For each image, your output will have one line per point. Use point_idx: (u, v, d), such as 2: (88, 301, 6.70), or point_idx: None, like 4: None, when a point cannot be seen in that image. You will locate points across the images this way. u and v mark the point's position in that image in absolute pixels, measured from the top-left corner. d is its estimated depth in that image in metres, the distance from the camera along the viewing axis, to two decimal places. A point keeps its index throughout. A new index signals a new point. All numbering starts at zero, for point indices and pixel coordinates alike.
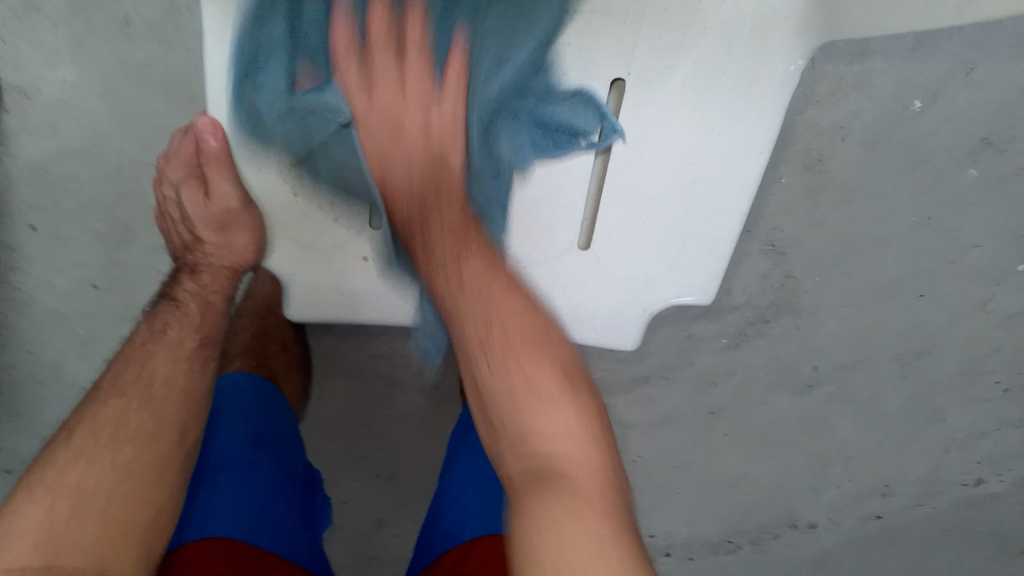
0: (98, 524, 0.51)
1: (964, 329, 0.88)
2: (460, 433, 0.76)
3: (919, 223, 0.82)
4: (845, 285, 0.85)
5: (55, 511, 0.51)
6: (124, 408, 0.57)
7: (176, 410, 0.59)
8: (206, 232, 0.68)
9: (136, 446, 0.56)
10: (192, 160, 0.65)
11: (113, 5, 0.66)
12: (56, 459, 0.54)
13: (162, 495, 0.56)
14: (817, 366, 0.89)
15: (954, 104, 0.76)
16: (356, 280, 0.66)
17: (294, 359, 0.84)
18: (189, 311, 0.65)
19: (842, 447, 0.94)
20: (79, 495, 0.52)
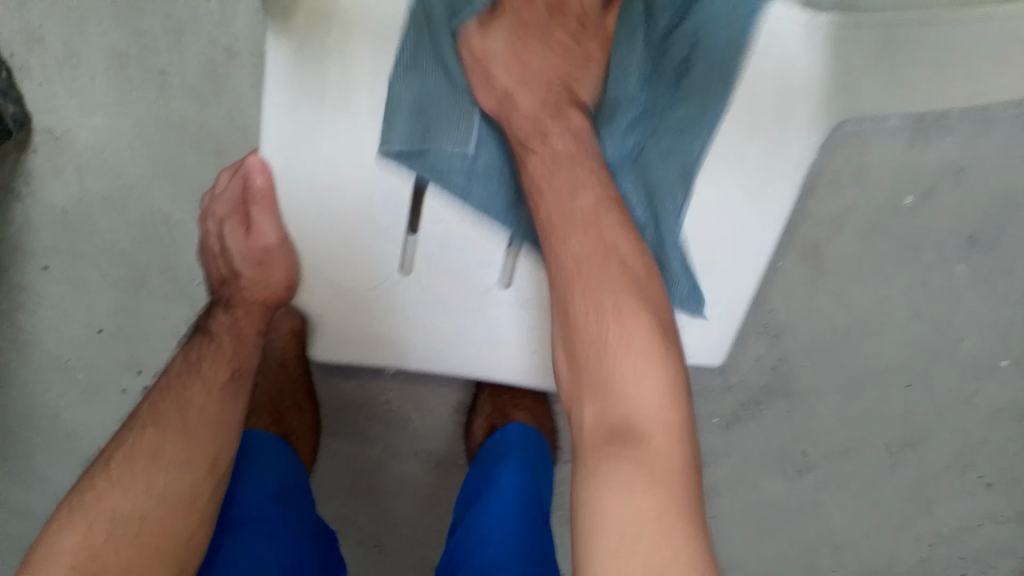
0: (132, 546, 0.51)
1: (951, 422, 0.90)
2: (471, 492, 0.73)
3: (911, 314, 0.84)
4: (837, 371, 0.87)
5: (93, 534, 0.51)
6: (165, 433, 0.56)
7: (208, 442, 0.57)
8: (246, 269, 0.66)
9: (171, 472, 0.55)
10: (238, 199, 0.65)
11: (153, 60, 0.68)
12: (89, 485, 0.54)
13: (194, 521, 0.54)
14: (807, 452, 0.91)
15: (944, 203, 0.80)
16: (389, 322, 0.65)
17: (306, 417, 0.79)
18: (223, 345, 0.64)
19: (832, 535, 0.95)
20: (116, 520, 0.52)
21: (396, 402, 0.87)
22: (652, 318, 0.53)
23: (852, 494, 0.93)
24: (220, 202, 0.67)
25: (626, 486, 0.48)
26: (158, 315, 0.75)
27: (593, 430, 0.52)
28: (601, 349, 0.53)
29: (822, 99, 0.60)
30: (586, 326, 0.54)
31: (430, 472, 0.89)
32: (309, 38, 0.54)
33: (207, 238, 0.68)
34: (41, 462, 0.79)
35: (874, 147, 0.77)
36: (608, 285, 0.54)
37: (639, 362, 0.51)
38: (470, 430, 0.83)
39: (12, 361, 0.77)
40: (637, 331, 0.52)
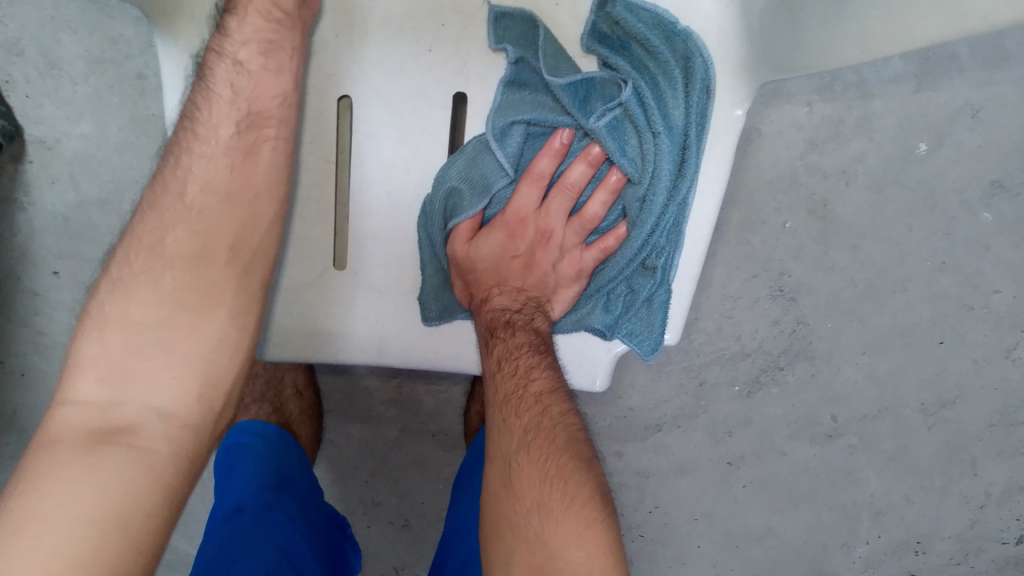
0: (139, 472, 0.44)
1: (990, 378, 0.85)
2: (469, 467, 0.71)
3: (936, 267, 0.79)
4: (862, 331, 0.82)
5: (82, 469, 0.43)
6: (160, 385, 0.47)
7: (216, 369, 0.50)
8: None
9: (183, 418, 0.47)
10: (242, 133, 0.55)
11: (128, 63, 0.69)
12: (63, 451, 0.44)
13: (198, 453, 0.48)
14: (836, 416, 0.87)
15: (961, 146, 0.75)
16: (336, 311, 0.62)
17: (306, 405, 0.80)
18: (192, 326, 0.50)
19: (871, 501, 0.91)
20: (129, 441, 0.45)
21: (406, 383, 0.88)
22: (576, 451, 0.55)
23: (888, 458, 0.89)
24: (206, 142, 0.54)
25: (573, 535, 0.51)
26: None
27: (520, 539, 0.51)
28: (500, 477, 0.55)
29: (741, 62, 0.59)
30: (519, 475, 0.54)
31: (445, 451, 0.90)
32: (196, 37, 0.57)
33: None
34: None
35: (878, 96, 0.74)
36: (528, 384, 0.58)
37: (551, 479, 0.53)
38: (473, 414, 0.84)
39: (33, 364, 0.80)
40: (555, 473, 0.53)
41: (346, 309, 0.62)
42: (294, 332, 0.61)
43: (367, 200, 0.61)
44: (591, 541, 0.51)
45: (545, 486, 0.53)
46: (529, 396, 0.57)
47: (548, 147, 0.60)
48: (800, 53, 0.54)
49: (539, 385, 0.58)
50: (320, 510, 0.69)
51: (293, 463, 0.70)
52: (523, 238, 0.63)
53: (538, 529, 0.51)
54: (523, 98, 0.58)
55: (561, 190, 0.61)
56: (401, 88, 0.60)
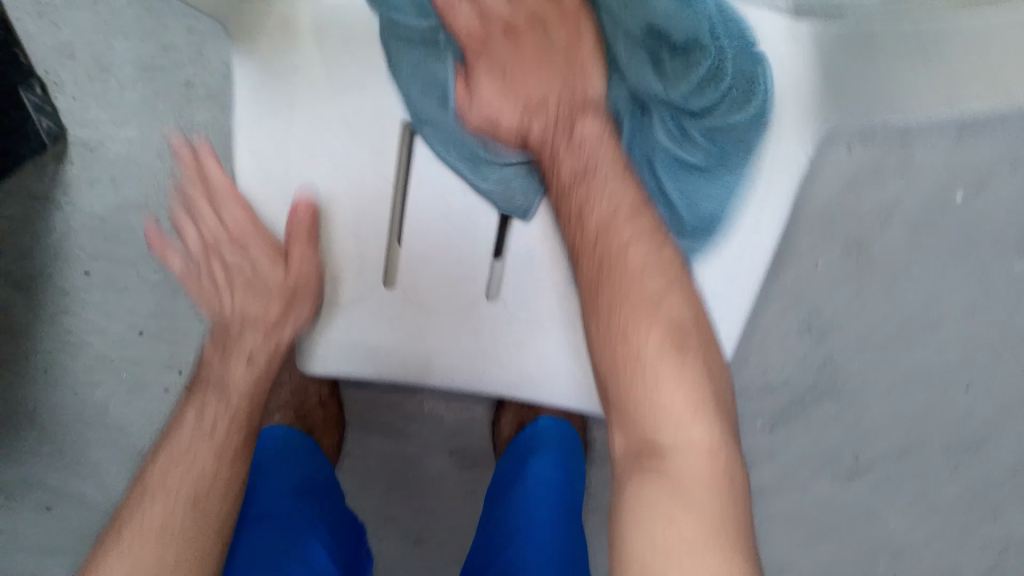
0: (177, 545, 0.55)
1: (1016, 424, 0.85)
2: (504, 477, 0.73)
3: (967, 312, 0.79)
4: (890, 371, 0.82)
5: (139, 549, 0.54)
6: (191, 453, 0.58)
7: (212, 474, 0.58)
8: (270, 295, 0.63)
9: (201, 532, 0.56)
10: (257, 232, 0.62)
11: (175, 70, 0.69)
12: (117, 558, 0.53)
13: (207, 545, 0.56)
14: (860, 454, 0.86)
15: (1001, 193, 0.75)
16: (373, 332, 0.58)
17: (330, 414, 0.80)
18: (227, 406, 0.61)
19: (890, 539, 0.90)
20: (167, 517, 0.55)
21: (429, 401, 0.88)
22: (682, 414, 0.50)
23: (909, 499, 0.88)
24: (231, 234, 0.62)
25: (675, 521, 0.47)
26: (195, 317, 0.79)
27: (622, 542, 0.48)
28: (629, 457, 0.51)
29: (810, 100, 0.56)
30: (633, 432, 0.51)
31: (464, 470, 0.90)
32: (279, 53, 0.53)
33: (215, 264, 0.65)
34: (92, 459, 0.84)
35: (919, 144, 0.73)
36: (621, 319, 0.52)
37: (672, 433, 0.50)
38: (500, 426, 0.83)
39: (60, 362, 0.81)
40: (655, 434, 0.50)
41: (381, 330, 0.58)
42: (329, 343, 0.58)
43: (420, 223, 0.56)
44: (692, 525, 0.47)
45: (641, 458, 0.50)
46: (622, 343, 0.51)
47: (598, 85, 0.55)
48: (850, 96, 0.57)
49: (629, 332, 0.51)
50: (345, 519, 0.70)
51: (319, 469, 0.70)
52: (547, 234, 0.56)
53: (635, 523, 0.48)
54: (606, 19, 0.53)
55: (613, 152, 0.54)
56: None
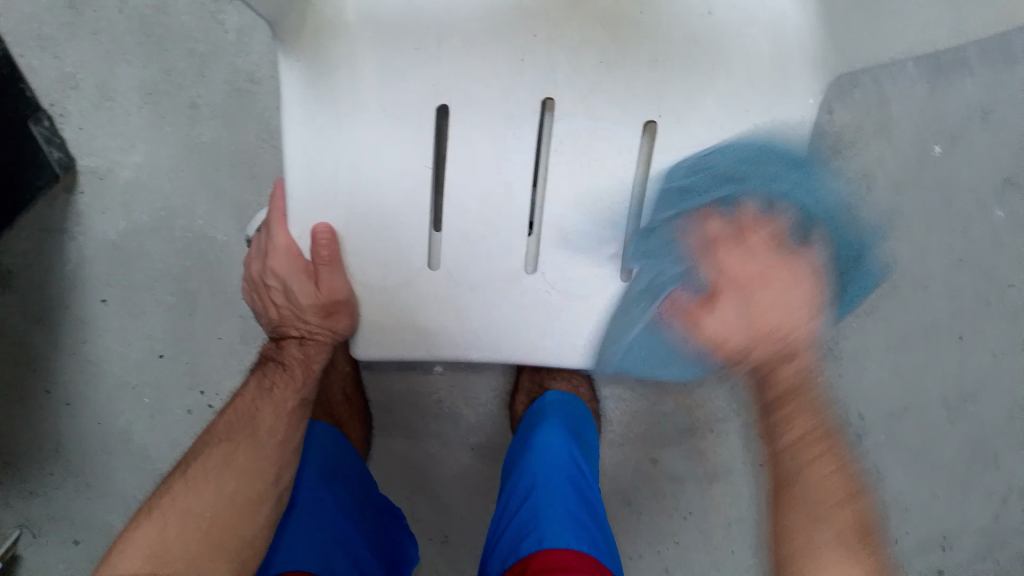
0: (231, 488, 0.57)
1: (1008, 371, 0.88)
2: (518, 450, 0.75)
3: (954, 264, 0.83)
4: (885, 328, 0.85)
5: (193, 489, 0.56)
6: (227, 452, 0.59)
7: (274, 439, 0.60)
8: (310, 315, 0.63)
9: (252, 487, 0.58)
10: (295, 251, 0.59)
11: (182, 92, 0.72)
12: (176, 493, 0.57)
13: (261, 499, 0.58)
14: (864, 413, 0.89)
15: (975, 146, 0.79)
16: (421, 312, 0.59)
17: (356, 409, 0.83)
18: (294, 375, 0.64)
19: (899, 498, 0.92)
20: (227, 465, 0.58)
21: (445, 397, 0.90)
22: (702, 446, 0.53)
23: (913, 455, 0.91)
24: (274, 256, 0.61)
25: None
26: (212, 334, 0.80)
27: None
28: None
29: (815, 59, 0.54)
30: None
31: (483, 463, 0.91)
32: (315, 49, 0.51)
33: (267, 291, 0.64)
34: (117, 488, 0.85)
35: (892, 92, 0.77)
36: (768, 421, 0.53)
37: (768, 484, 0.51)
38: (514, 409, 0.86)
39: (83, 392, 0.82)
40: None
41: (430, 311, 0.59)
42: (385, 338, 0.60)
43: (461, 199, 0.57)
44: None
45: None
46: None
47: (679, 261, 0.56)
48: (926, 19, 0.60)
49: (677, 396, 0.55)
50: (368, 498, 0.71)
51: (349, 456, 0.71)
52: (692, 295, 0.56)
53: None
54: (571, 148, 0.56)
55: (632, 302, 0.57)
56: (490, 107, 0.55)
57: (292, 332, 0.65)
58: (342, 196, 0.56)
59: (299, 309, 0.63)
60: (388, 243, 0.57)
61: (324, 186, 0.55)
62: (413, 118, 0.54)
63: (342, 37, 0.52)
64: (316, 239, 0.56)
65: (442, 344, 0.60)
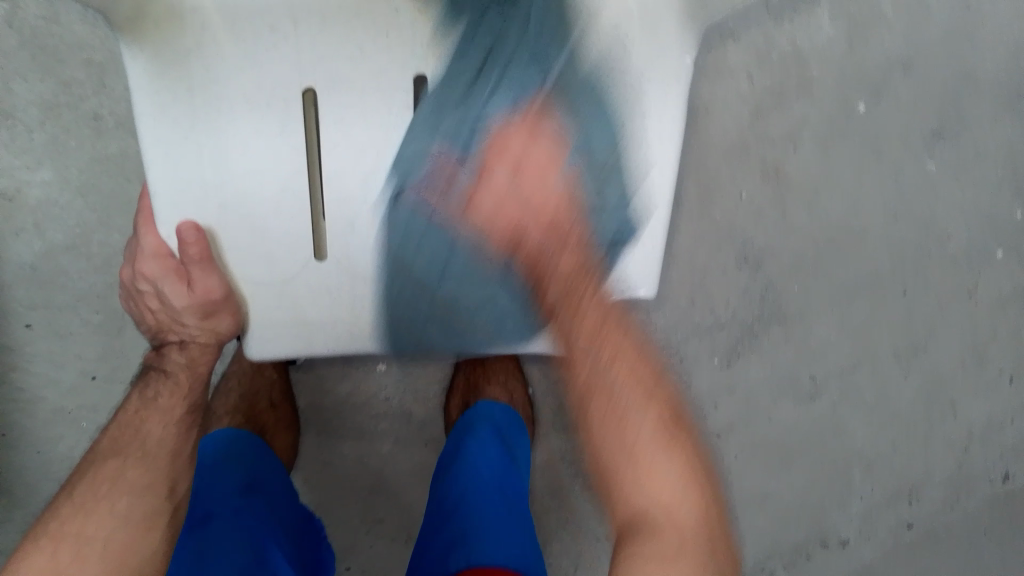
0: (123, 510, 0.54)
1: (954, 318, 0.88)
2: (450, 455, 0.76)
3: (889, 216, 0.82)
4: (829, 286, 0.85)
5: (83, 516, 0.53)
6: (114, 469, 0.55)
7: (163, 455, 0.58)
8: (188, 318, 0.58)
9: (145, 505, 0.55)
10: (166, 252, 0.54)
11: (84, 103, 0.69)
12: (65, 517, 0.53)
13: (157, 516, 0.55)
14: (814, 374, 0.88)
15: (898, 97, 0.79)
16: (310, 311, 0.56)
17: (283, 417, 0.82)
18: (179, 383, 0.61)
19: (862, 451, 0.91)
20: (118, 483, 0.55)
21: (392, 395, 0.88)
22: (668, 408, 0.49)
23: (872, 409, 0.90)
24: (145, 258, 0.56)
25: (662, 550, 0.46)
26: (145, 351, 0.78)
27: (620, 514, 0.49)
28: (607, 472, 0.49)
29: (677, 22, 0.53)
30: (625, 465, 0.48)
31: (438, 458, 0.90)
32: (161, 37, 0.48)
33: (141, 298, 0.60)
34: None
35: (811, 48, 0.76)
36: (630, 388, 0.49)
37: (650, 469, 0.47)
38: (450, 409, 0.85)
39: (15, 422, 0.79)
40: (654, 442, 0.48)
41: (315, 308, 0.56)
42: (272, 334, 0.57)
43: (339, 184, 0.53)
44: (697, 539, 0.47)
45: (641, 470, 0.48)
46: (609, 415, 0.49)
47: (499, 157, 0.54)
48: None
49: (596, 318, 0.50)
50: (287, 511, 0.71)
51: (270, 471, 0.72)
52: (465, 174, 0.54)
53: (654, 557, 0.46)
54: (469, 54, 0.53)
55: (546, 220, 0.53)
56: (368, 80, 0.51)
57: (173, 337, 0.61)
58: (202, 187, 0.51)
59: (178, 313, 0.59)
60: (276, 245, 0.54)
61: (194, 185, 0.51)
62: (279, 104, 0.51)
63: (191, 24, 0.48)
64: (181, 237, 0.51)
65: (333, 341, 0.58)
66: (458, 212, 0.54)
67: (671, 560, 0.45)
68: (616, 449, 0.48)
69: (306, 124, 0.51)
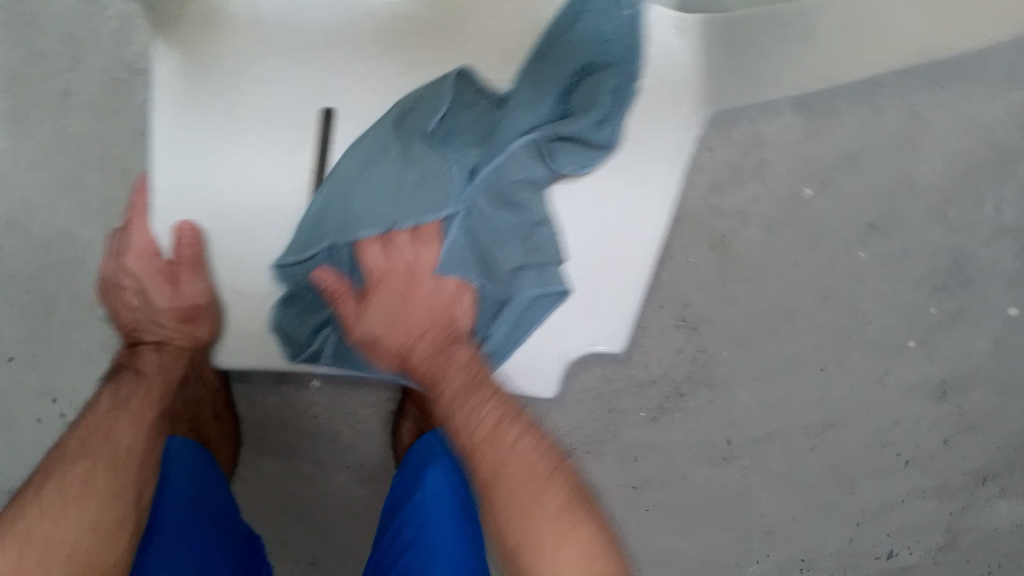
0: (92, 514, 0.56)
1: (866, 402, 0.93)
2: (404, 488, 0.73)
3: (821, 299, 0.87)
4: (756, 358, 0.89)
5: (48, 520, 0.54)
6: (84, 471, 0.58)
7: (137, 464, 0.61)
8: (166, 318, 0.68)
9: (112, 513, 0.57)
10: (158, 257, 0.67)
11: (53, 79, 0.68)
12: (31, 517, 0.54)
13: (125, 523, 0.57)
14: (731, 439, 0.93)
15: (842, 190, 0.84)
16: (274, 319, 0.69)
17: (225, 429, 0.76)
18: (152, 386, 0.66)
19: (765, 520, 0.96)
20: (87, 486, 0.57)
21: (324, 415, 0.86)
22: (534, 458, 0.57)
23: (778, 479, 0.95)
24: (132, 255, 0.67)
25: (563, 542, 0.55)
26: (69, 340, 0.74)
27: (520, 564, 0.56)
28: (508, 523, 0.56)
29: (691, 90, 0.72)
30: (504, 517, 0.56)
31: (363, 483, 0.88)
32: (200, 49, 0.65)
33: (121, 292, 0.69)
34: None
35: (769, 135, 0.82)
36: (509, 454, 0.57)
37: (539, 498, 0.56)
38: (398, 433, 0.83)
39: None
40: (533, 489, 0.56)
41: (286, 320, 0.68)
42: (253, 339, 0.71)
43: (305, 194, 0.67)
44: (565, 541, 0.55)
45: (525, 520, 0.55)
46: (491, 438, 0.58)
47: (381, 277, 0.64)
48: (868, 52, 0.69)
49: (490, 418, 0.59)
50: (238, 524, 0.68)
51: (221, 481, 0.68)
52: (362, 269, 0.65)
53: (545, 568, 0.54)
54: (403, 162, 0.62)
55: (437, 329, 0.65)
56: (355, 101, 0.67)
57: (147, 337, 0.69)
58: (206, 203, 0.66)
59: (157, 313, 0.68)
60: (257, 252, 0.68)
61: (198, 193, 0.66)
62: (289, 125, 0.66)
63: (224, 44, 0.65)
64: (180, 238, 0.66)
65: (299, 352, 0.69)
66: (352, 319, 0.65)
67: (572, 553, 0.54)
68: (508, 488, 0.56)
69: (310, 135, 0.66)
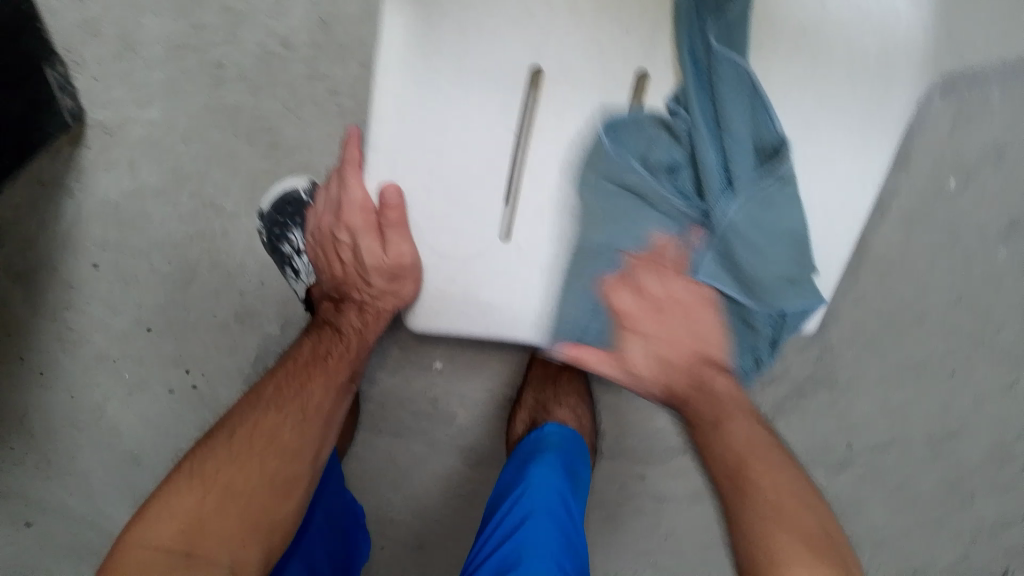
0: (272, 466, 0.59)
1: (992, 412, 0.89)
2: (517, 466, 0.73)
3: (953, 301, 0.84)
4: (881, 361, 0.87)
5: (231, 470, 0.57)
6: (275, 424, 0.61)
7: (318, 429, 0.63)
8: (374, 277, 0.64)
9: (288, 470, 0.60)
10: (370, 208, 0.61)
11: (208, 52, 0.70)
12: (219, 460, 0.58)
13: (294, 485, 0.60)
14: (851, 443, 0.90)
15: (985, 186, 0.80)
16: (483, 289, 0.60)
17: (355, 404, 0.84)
18: (349, 346, 0.67)
19: (873, 531, 0.94)
20: (272, 440, 0.60)
21: (441, 399, 0.85)
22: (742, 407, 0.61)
23: (894, 487, 0.92)
24: (348, 210, 0.63)
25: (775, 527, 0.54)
26: (206, 310, 0.76)
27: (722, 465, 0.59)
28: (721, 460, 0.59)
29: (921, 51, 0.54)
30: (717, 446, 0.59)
31: (470, 468, 0.88)
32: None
33: (337, 246, 0.66)
34: (79, 468, 0.81)
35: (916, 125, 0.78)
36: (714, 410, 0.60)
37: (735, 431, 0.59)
38: (514, 423, 0.82)
39: (58, 363, 0.78)
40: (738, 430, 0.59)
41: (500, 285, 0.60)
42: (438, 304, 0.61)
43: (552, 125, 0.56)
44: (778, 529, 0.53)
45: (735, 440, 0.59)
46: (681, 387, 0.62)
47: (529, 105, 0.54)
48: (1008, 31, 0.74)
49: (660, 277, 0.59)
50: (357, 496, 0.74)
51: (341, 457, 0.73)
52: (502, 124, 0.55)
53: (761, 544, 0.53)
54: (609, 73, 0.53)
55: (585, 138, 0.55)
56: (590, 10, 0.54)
57: (354, 296, 0.68)
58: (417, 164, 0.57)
59: (365, 270, 0.64)
60: (470, 219, 0.59)
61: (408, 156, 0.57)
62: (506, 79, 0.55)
63: None
64: (385, 200, 0.58)
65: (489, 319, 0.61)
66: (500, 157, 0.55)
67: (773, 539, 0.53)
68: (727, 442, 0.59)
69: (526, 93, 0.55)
